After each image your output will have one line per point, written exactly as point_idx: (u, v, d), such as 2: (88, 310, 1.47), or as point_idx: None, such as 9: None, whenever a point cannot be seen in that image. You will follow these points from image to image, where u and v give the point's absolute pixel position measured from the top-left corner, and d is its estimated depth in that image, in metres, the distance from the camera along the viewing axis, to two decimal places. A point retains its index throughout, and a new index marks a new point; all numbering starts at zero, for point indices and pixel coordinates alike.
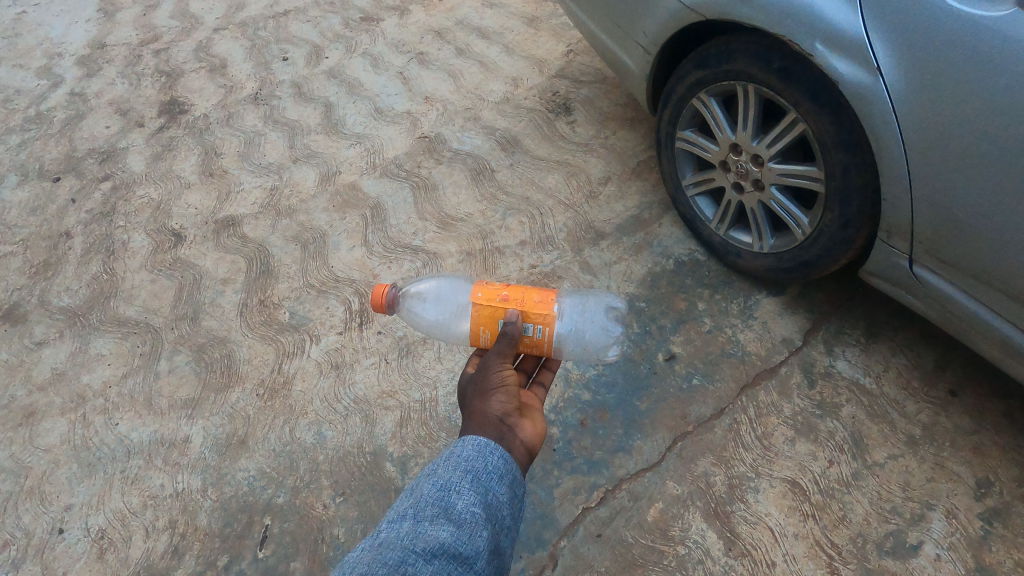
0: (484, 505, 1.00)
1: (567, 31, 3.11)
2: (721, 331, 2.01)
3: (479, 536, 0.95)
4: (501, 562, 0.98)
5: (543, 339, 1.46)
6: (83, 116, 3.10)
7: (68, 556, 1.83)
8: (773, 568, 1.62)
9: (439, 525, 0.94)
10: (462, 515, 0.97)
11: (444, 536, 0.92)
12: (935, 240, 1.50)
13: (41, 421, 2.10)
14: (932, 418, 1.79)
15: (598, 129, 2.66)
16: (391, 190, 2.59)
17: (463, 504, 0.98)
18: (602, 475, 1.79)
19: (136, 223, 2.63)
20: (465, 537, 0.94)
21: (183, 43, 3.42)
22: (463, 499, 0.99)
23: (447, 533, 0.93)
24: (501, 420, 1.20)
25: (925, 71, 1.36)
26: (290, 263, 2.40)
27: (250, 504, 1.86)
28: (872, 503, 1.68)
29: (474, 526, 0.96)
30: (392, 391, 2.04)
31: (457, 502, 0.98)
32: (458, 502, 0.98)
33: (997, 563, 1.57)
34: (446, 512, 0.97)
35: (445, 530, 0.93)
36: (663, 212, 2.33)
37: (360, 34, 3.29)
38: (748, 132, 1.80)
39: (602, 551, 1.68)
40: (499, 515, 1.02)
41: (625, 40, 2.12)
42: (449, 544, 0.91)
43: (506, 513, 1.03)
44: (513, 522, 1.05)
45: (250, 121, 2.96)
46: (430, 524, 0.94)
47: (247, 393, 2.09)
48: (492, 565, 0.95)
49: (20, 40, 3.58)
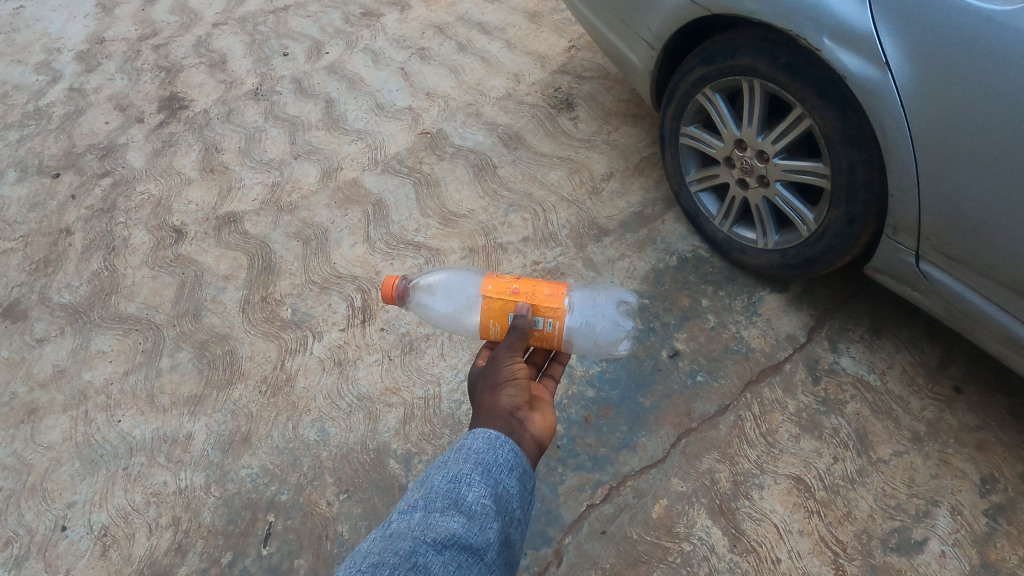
0: (495, 497, 1.00)
1: (568, 26, 3.09)
2: (725, 327, 2.01)
3: (490, 528, 0.95)
4: (510, 555, 0.98)
5: (553, 333, 1.45)
6: (82, 112, 3.08)
7: (71, 554, 1.82)
8: (779, 565, 1.62)
9: (450, 516, 0.94)
10: (472, 506, 0.96)
11: (456, 527, 0.92)
12: (943, 236, 1.50)
13: (43, 418, 2.09)
14: (937, 415, 1.79)
15: (601, 125, 2.65)
16: (393, 186, 2.58)
17: (474, 495, 0.98)
18: (606, 472, 1.79)
19: (136, 219, 2.62)
20: (476, 529, 0.93)
21: (183, 38, 3.40)
22: (474, 491, 0.99)
23: (458, 524, 0.92)
24: (511, 414, 1.20)
25: (935, 66, 1.35)
26: (292, 259, 2.40)
27: (253, 501, 1.86)
28: (877, 499, 1.68)
29: (485, 518, 0.96)
30: (396, 387, 2.03)
31: (468, 494, 0.98)
32: (469, 493, 0.98)
33: (1002, 559, 1.57)
34: (457, 503, 0.96)
35: (456, 521, 0.93)
36: (666, 208, 2.32)
37: (361, 29, 3.27)
38: (754, 128, 1.79)
39: (607, 548, 1.68)
40: (509, 507, 1.01)
41: (629, 35, 2.11)
42: (460, 535, 0.91)
43: (516, 505, 1.03)
44: (522, 514, 1.05)
45: (250, 117, 2.95)
46: (441, 515, 0.93)
47: (250, 390, 2.08)
48: (502, 557, 0.95)
49: (18, 35, 3.56)
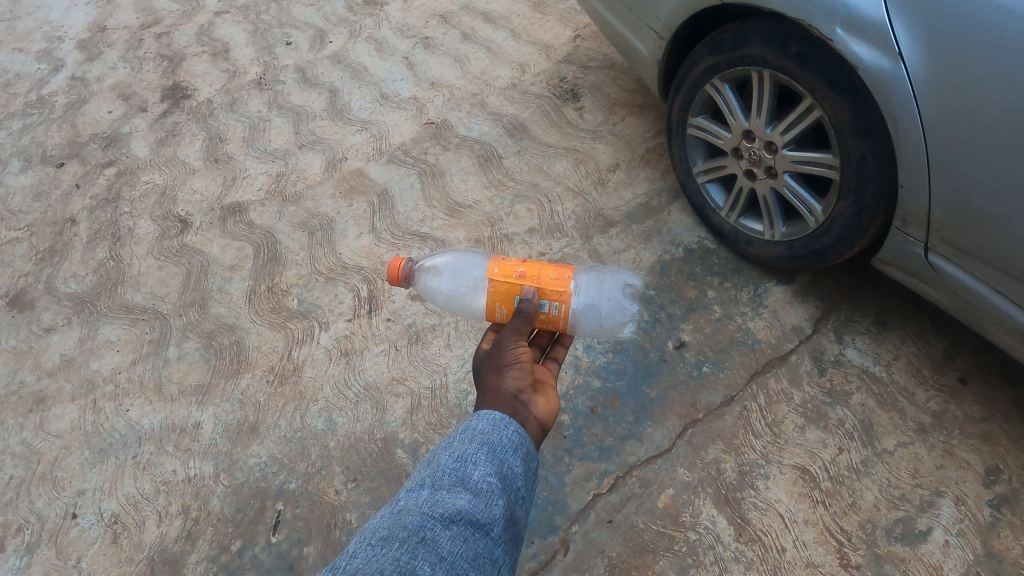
0: (500, 475, 1.00)
1: (574, 15, 3.07)
2: (731, 319, 2.02)
3: (495, 505, 0.96)
4: (516, 531, 0.99)
5: (559, 316, 1.47)
6: (85, 101, 3.07)
7: (82, 541, 1.84)
8: (784, 553, 1.63)
9: (456, 493, 0.95)
10: (478, 484, 0.97)
11: (462, 503, 0.93)
12: (953, 227, 1.50)
13: (51, 407, 2.10)
14: (942, 406, 1.80)
15: (607, 115, 2.64)
16: (398, 176, 2.58)
17: (479, 473, 0.99)
18: (612, 462, 1.80)
19: (141, 209, 2.62)
20: (482, 505, 0.94)
21: (184, 27, 3.38)
22: (480, 469, 0.99)
23: (463, 501, 0.94)
24: (515, 397, 1.20)
25: (949, 56, 1.35)
26: (298, 249, 2.40)
27: (262, 490, 1.87)
28: (882, 490, 1.70)
29: (491, 494, 0.97)
30: (403, 377, 2.04)
31: (474, 472, 0.99)
32: (475, 472, 0.99)
33: (1005, 549, 1.59)
34: (463, 481, 0.97)
35: (463, 497, 0.94)
36: (672, 199, 2.32)
37: (364, 18, 3.25)
38: (762, 119, 1.79)
39: (613, 537, 1.69)
40: (515, 485, 1.02)
41: (637, 24, 2.10)
42: (467, 511, 0.92)
43: (521, 484, 1.03)
44: (528, 492, 1.05)
45: (254, 106, 2.94)
46: (447, 493, 0.95)
47: (258, 379, 2.10)
48: (507, 533, 0.96)
49: (19, 23, 3.54)
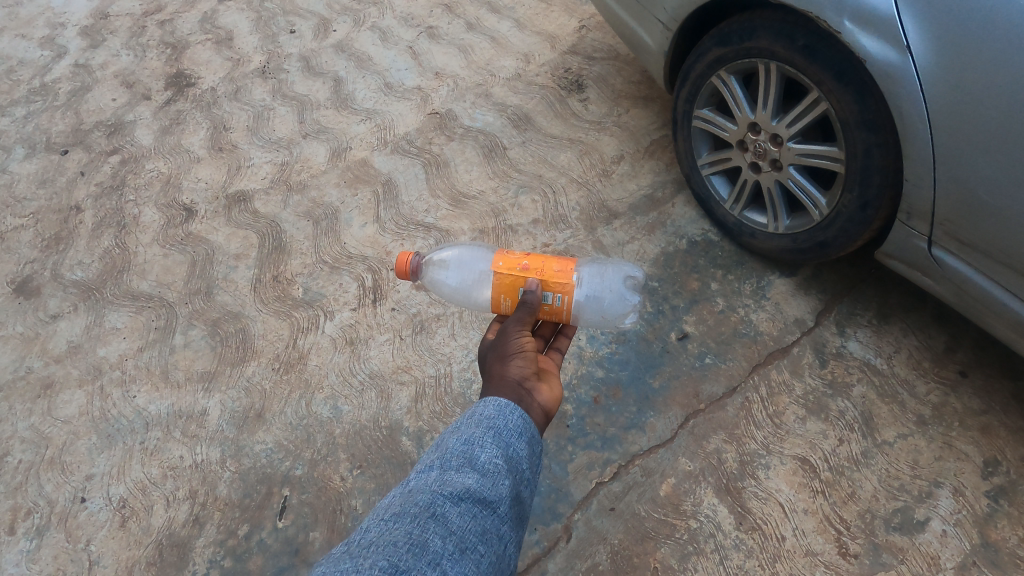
0: (506, 458, 1.02)
1: (578, 5, 3.07)
2: (734, 311, 2.03)
3: (502, 484, 0.97)
4: (520, 511, 1.01)
5: (562, 307, 1.48)
6: (88, 88, 3.07)
7: (90, 524, 1.86)
8: (784, 542, 1.66)
9: (465, 473, 0.96)
10: (485, 465, 0.98)
11: (470, 482, 0.95)
12: (958, 221, 1.50)
13: (59, 392, 2.12)
14: (942, 399, 1.81)
15: (611, 108, 2.64)
16: (402, 167, 2.58)
17: (486, 455, 1.00)
18: (615, 451, 1.82)
19: (146, 197, 2.62)
20: (489, 484, 0.96)
21: (188, 14, 3.38)
22: (486, 452, 1.00)
23: (470, 480, 0.95)
24: (519, 384, 1.22)
25: (958, 48, 1.35)
26: (302, 239, 2.41)
27: (269, 476, 1.90)
28: (881, 481, 1.72)
29: (497, 475, 0.98)
30: (406, 366, 2.06)
31: (480, 454, 1.00)
32: (481, 454, 1.00)
33: (1002, 539, 1.61)
34: (471, 462, 0.98)
35: (470, 477, 0.96)
36: (676, 192, 2.32)
37: (368, 7, 3.24)
38: (767, 111, 1.80)
39: (615, 524, 1.71)
40: (520, 467, 1.03)
41: (643, 16, 2.09)
42: (474, 489, 0.94)
43: (526, 466, 1.04)
44: (532, 475, 1.06)
45: (259, 95, 2.93)
46: (456, 473, 0.96)
47: (263, 367, 2.11)
48: (513, 511, 0.98)
49: (20, 9, 3.53)
